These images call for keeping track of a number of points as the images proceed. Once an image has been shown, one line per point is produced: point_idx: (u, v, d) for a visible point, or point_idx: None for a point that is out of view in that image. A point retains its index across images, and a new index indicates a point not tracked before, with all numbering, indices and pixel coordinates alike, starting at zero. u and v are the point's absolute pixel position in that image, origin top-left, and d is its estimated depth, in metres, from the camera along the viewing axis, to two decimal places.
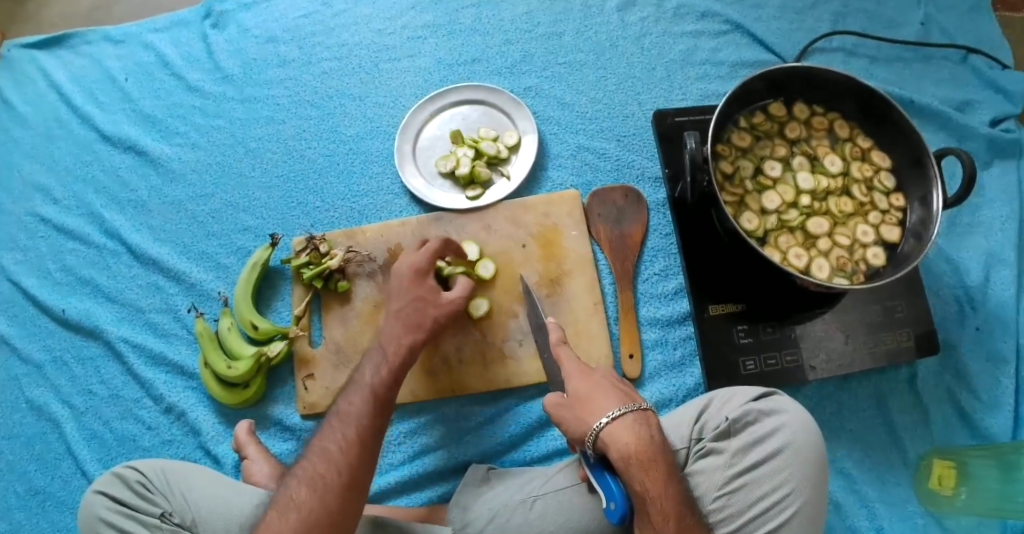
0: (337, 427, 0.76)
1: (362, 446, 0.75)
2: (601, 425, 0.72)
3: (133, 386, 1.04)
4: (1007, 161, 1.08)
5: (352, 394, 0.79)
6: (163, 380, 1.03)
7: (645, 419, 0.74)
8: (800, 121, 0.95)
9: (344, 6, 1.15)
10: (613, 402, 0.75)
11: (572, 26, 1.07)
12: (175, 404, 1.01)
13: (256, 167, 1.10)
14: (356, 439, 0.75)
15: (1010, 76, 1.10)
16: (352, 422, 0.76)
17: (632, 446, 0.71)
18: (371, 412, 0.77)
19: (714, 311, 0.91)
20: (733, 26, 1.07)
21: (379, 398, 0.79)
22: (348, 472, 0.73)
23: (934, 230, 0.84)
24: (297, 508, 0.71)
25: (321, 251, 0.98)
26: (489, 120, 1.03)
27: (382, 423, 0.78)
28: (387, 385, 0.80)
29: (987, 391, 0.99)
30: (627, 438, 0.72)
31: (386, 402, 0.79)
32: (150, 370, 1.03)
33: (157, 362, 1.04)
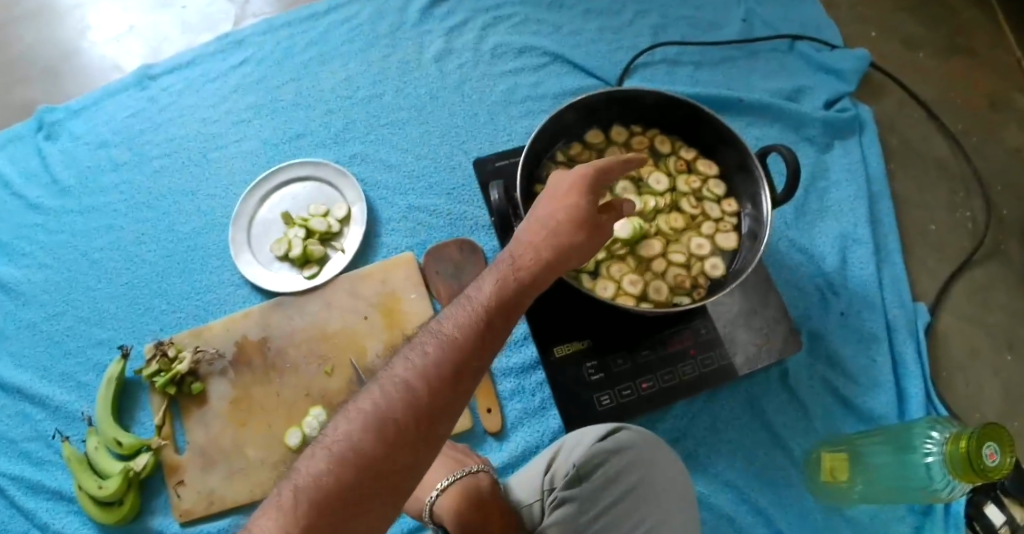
0: (321, 460, 0.53)
1: (385, 462, 0.53)
2: (433, 498, 0.76)
3: (21, 517, 0.99)
4: (846, 140, 1.10)
5: (351, 415, 0.55)
6: (45, 508, 0.99)
7: (471, 482, 0.76)
8: (619, 145, 0.95)
9: (169, 100, 1.13)
10: (445, 471, 0.79)
11: (391, 85, 1.06)
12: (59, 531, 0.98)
13: (102, 279, 1.07)
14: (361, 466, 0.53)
15: (837, 56, 1.12)
16: (355, 449, 0.53)
17: (460, 512, 0.74)
18: (409, 409, 0.56)
19: (561, 352, 0.88)
20: (551, 57, 1.07)
21: (428, 408, 0.56)
22: (378, 480, 0.53)
23: (765, 233, 0.85)
24: None
25: (169, 356, 0.96)
26: (320, 196, 1.00)
27: (419, 435, 0.55)
28: (414, 387, 0.57)
29: (865, 373, 1.00)
30: (457, 505, 0.74)
31: (438, 410, 0.57)
32: (31, 499, 1.00)
33: (37, 490, 1.00)
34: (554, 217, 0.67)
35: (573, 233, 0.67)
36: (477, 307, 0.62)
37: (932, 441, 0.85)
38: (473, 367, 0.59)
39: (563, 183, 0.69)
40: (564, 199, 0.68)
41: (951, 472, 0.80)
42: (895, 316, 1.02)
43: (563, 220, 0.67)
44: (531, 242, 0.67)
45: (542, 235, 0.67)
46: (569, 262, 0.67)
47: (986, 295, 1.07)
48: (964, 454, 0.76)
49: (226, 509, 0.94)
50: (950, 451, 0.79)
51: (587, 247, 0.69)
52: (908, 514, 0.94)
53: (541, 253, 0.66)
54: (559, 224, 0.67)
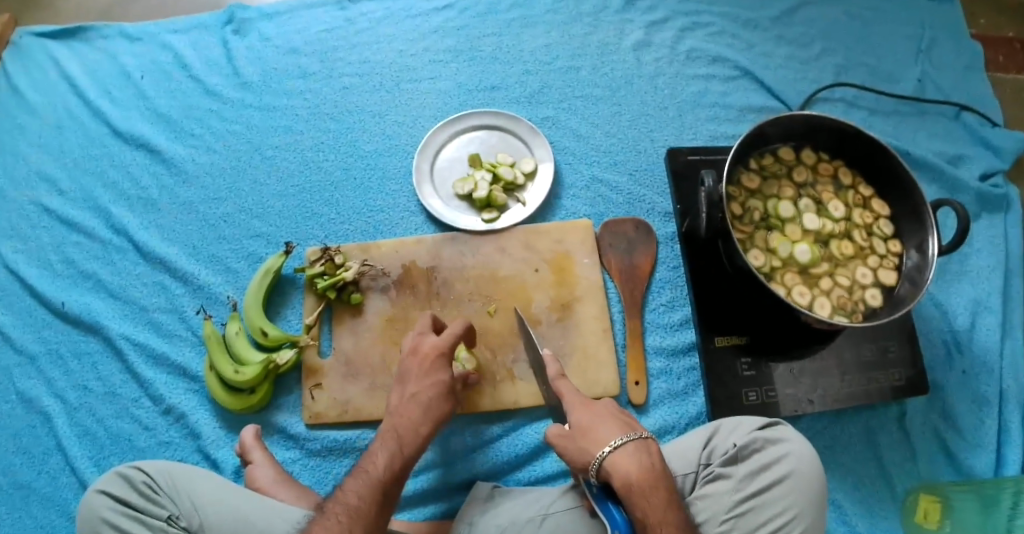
0: (355, 482, 0.75)
1: (383, 501, 0.75)
2: (604, 452, 0.76)
3: (131, 385, 1.03)
4: (993, 214, 1.15)
5: (373, 457, 0.78)
6: (163, 381, 1.02)
7: (646, 448, 0.78)
8: (806, 166, 1.00)
9: (367, 25, 1.18)
10: (615, 430, 0.80)
11: (589, 62, 1.11)
12: (175, 406, 1.01)
13: (272, 176, 1.11)
14: (378, 495, 0.75)
15: (999, 133, 1.18)
16: (366, 480, 0.75)
17: (635, 470, 0.75)
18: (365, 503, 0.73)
19: (720, 343, 0.93)
20: (742, 71, 1.13)
21: (383, 493, 0.75)
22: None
23: (929, 276, 0.89)
24: (351, 513, 0.72)
25: (336, 262, 1.00)
26: (508, 149, 1.05)
27: (387, 499, 0.75)
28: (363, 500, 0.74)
29: (972, 430, 1.05)
30: (633, 462, 0.76)
31: (389, 493, 0.76)
32: (151, 370, 1.03)
33: (158, 363, 1.04)
34: (416, 368, 0.86)
35: (437, 397, 0.84)
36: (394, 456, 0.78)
37: None
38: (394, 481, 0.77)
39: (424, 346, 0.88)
40: (433, 374, 0.85)
41: None
42: (1014, 385, 1.07)
43: (429, 389, 0.84)
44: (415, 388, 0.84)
45: (416, 388, 0.84)
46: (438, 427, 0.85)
47: None
48: None
49: (359, 420, 0.98)
50: None
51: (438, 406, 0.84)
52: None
53: (432, 407, 0.83)
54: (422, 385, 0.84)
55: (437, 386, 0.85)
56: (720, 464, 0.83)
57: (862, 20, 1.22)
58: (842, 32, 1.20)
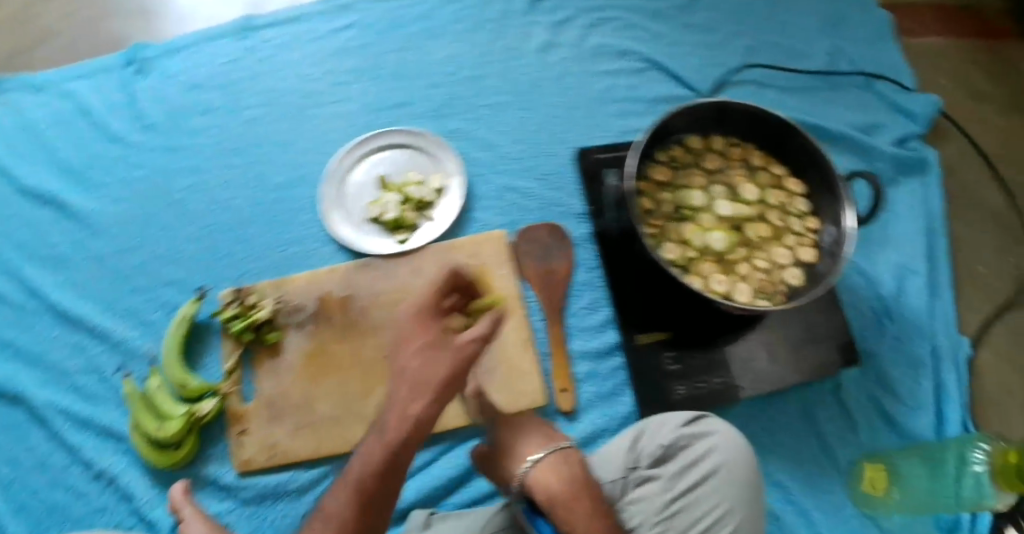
0: (331, 497, 0.63)
1: (368, 506, 0.61)
2: (525, 469, 0.76)
3: (59, 452, 0.99)
4: (912, 178, 1.15)
5: (363, 456, 0.61)
6: (91, 445, 0.98)
7: (566, 458, 0.77)
8: (716, 153, 0.99)
9: (270, 52, 1.13)
10: (534, 445, 0.79)
11: (495, 68, 1.08)
12: (104, 471, 0.97)
13: (182, 219, 1.07)
14: (361, 492, 0.61)
15: (911, 98, 1.18)
16: (345, 494, 0.62)
17: (557, 484, 0.74)
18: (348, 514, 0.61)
19: (643, 340, 0.92)
20: (649, 64, 1.11)
21: (391, 462, 0.60)
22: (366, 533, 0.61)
23: (844, 250, 0.87)
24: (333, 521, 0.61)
25: (249, 302, 0.98)
26: (417, 166, 1.02)
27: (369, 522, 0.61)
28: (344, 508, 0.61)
29: (910, 393, 1.04)
30: (553, 477, 0.75)
31: (396, 466, 0.60)
32: (77, 434, 0.99)
33: (83, 426, 0.99)
34: (411, 370, 0.59)
35: (440, 368, 0.58)
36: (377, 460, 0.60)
37: (980, 453, 0.92)
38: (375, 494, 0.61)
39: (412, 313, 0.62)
40: (422, 321, 0.60)
41: (997, 483, 0.86)
42: (944, 344, 1.07)
43: (421, 338, 0.59)
44: (398, 396, 0.59)
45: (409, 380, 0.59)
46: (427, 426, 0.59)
47: None
48: (1012, 466, 0.82)
49: (290, 462, 0.95)
50: (996, 464, 0.85)
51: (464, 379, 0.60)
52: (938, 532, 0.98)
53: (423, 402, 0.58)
54: (420, 370, 0.59)
55: (424, 349, 0.59)
56: (647, 465, 0.82)
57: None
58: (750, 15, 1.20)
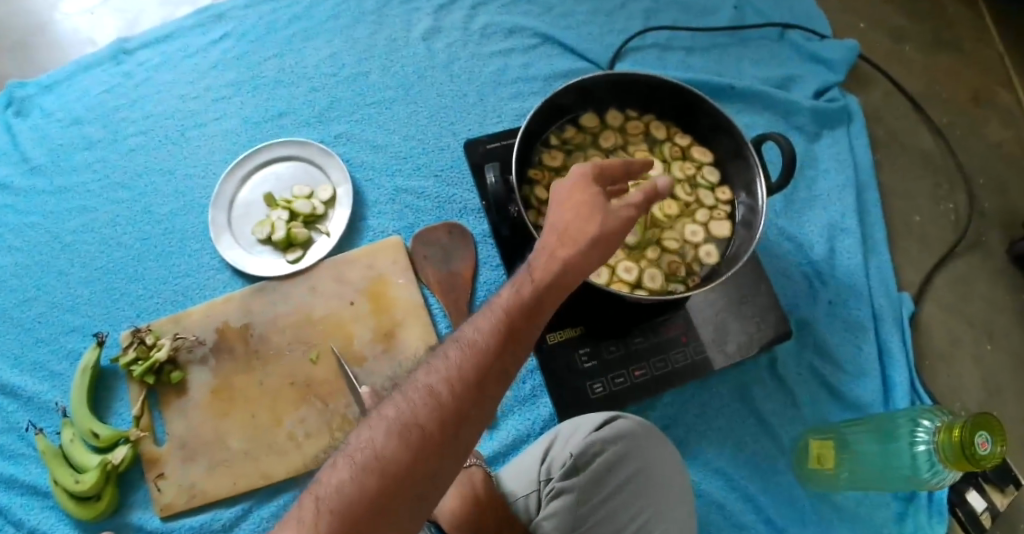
0: (390, 426, 0.52)
1: (429, 446, 0.51)
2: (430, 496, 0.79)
3: None
4: (835, 130, 1.10)
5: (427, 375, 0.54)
6: (20, 503, 0.92)
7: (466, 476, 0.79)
8: (614, 129, 0.94)
9: (145, 76, 1.08)
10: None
11: (377, 64, 1.04)
12: (36, 527, 0.91)
13: (76, 262, 1.02)
14: (436, 430, 0.52)
15: (827, 46, 1.13)
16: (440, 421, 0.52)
17: (450, 502, 0.77)
18: (400, 456, 0.50)
19: (554, 339, 0.88)
20: (541, 38, 1.06)
21: (456, 411, 0.53)
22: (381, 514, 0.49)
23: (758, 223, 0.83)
24: (380, 464, 0.50)
25: (147, 343, 0.92)
26: (305, 178, 0.97)
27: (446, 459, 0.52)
28: (391, 452, 0.50)
29: (851, 361, 1.01)
30: (450, 495, 0.77)
31: (475, 388, 0.54)
32: (5, 495, 0.92)
33: (12, 486, 0.93)
34: (567, 222, 0.63)
35: (570, 246, 0.62)
36: (478, 345, 0.55)
37: (923, 430, 0.86)
38: (480, 385, 0.54)
39: (563, 189, 0.65)
40: (568, 203, 0.64)
41: (943, 460, 0.82)
42: (882, 304, 1.03)
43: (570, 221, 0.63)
44: (547, 245, 0.63)
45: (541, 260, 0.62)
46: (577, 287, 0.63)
47: (966, 288, 1.10)
48: (958, 444, 0.78)
49: (208, 502, 0.89)
50: (943, 440, 0.81)
51: (616, 242, 0.65)
52: (893, 501, 0.95)
53: (538, 285, 0.60)
54: (545, 255, 0.62)
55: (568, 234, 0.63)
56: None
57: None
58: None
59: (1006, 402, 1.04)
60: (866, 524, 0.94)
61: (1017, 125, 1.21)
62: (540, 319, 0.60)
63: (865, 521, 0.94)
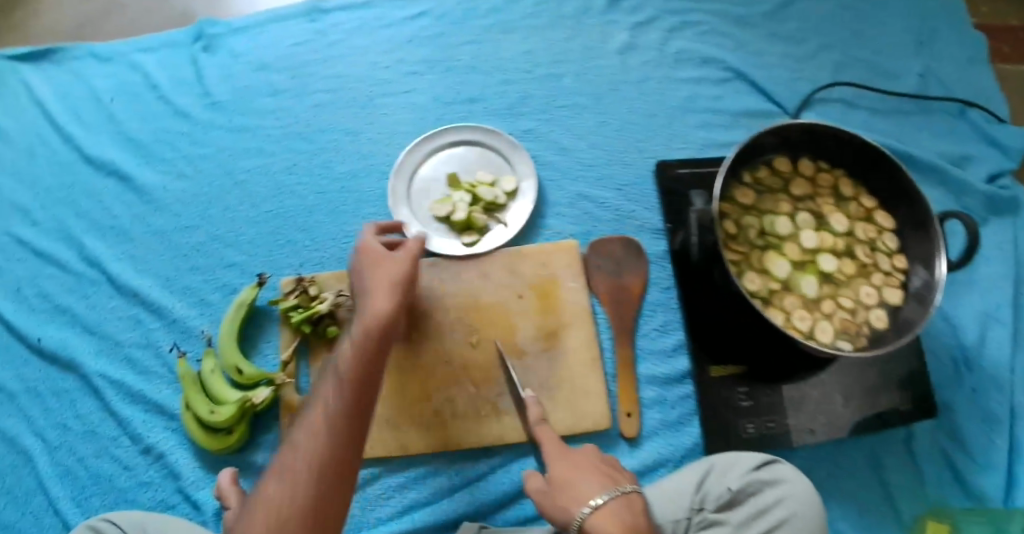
0: (322, 426, 0.67)
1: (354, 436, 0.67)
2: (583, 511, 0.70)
3: (110, 423, 0.96)
4: (1003, 218, 1.09)
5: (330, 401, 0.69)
6: (141, 420, 0.95)
7: (629, 505, 0.71)
8: (804, 178, 0.94)
9: (339, 36, 1.11)
10: (591, 481, 0.74)
11: (572, 68, 1.05)
12: (154, 445, 0.93)
13: (244, 202, 1.04)
14: (327, 429, 0.67)
15: (1006, 132, 1.12)
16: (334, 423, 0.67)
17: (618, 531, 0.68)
18: (333, 446, 0.66)
19: (715, 373, 0.88)
20: (734, 73, 1.07)
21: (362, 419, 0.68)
22: (354, 429, 0.67)
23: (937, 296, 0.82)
24: (318, 452, 0.66)
25: (310, 293, 0.95)
26: (488, 166, 0.98)
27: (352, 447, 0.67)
28: (332, 444, 0.66)
29: (983, 452, 1.00)
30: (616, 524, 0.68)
31: (357, 402, 0.68)
32: (128, 407, 0.96)
33: (135, 400, 0.96)
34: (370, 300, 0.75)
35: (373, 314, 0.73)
36: (338, 390, 0.69)
37: None
38: (383, 355, 0.72)
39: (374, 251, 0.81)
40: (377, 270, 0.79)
41: None
42: (1023, 402, 1.01)
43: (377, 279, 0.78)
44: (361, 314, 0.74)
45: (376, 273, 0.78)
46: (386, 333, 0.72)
47: None
48: None
49: None
50: None
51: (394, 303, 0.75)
52: None
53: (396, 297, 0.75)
54: (385, 277, 0.78)
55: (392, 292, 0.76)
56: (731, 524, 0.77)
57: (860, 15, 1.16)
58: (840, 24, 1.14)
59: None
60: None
61: None
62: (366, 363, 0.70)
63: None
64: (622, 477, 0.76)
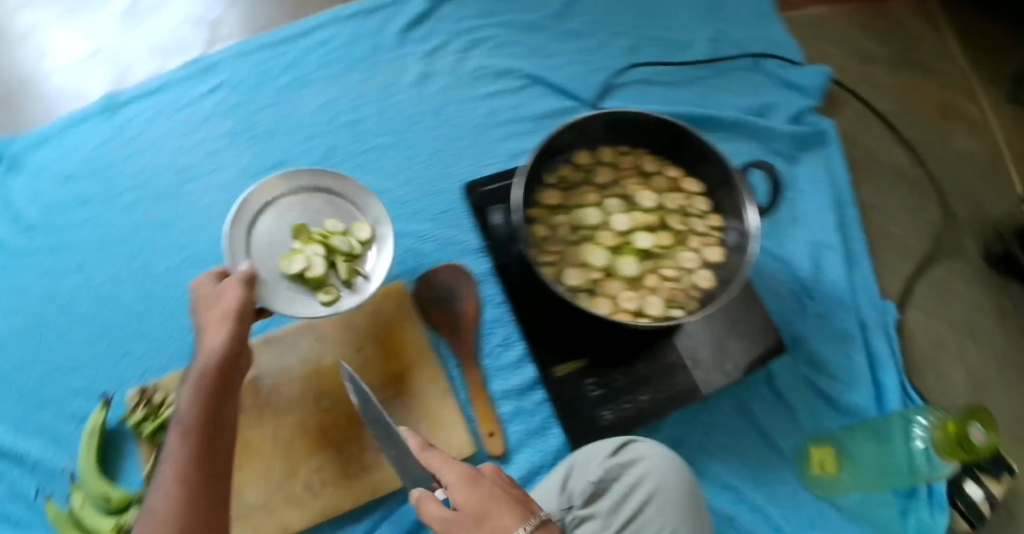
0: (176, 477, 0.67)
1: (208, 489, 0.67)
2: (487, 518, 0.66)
3: None
4: (812, 153, 1.15)
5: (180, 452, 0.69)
6: None
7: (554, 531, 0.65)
8: (607, 166, 0.96)
9: (135, 131, 1.07)
10: (513, 519, 0.62)
11: (373, 109, 1.06)
12: None
13: (79, 323, 1.00)
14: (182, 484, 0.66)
15: (799, 72, 1.17)
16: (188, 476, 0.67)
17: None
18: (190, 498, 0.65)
19: (562, 371, 0.90)
20: (530, 79, 1.09)
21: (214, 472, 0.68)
22: (213, 479, 0.68)
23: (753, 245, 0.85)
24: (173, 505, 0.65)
25: (156, 401, 0.93)
26: (336, 213, 0.93)
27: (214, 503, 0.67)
28: (190, 494, 0.66)
29: (845, 371, 1.05)
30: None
31: (212, 456, 0.69)
32: None
33: None
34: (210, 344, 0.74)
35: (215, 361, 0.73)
36: (188, 444, 0.69)
37: None
38: (225, 394, 0.73)
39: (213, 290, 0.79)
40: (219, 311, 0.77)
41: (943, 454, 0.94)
42: (869, 315, 1.09)
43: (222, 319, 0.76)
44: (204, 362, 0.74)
45: (213, 311, 0.76)
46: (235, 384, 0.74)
47: (947, 292, 1.20)
48: (954, 436, 0.91)
49: None
50: (940, 436, 0.93)
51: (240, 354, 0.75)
52: (895, 498, 0.99)
53: (230, 330, 0.74)
54: (218, 312, 0.75)
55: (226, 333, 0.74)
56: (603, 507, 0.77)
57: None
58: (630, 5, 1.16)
59: (991, 397, 1.15)
60: (877, 525, 0.98)
61: (981, 134, 1.27)
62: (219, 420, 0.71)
63: (874, 521, 0.98)
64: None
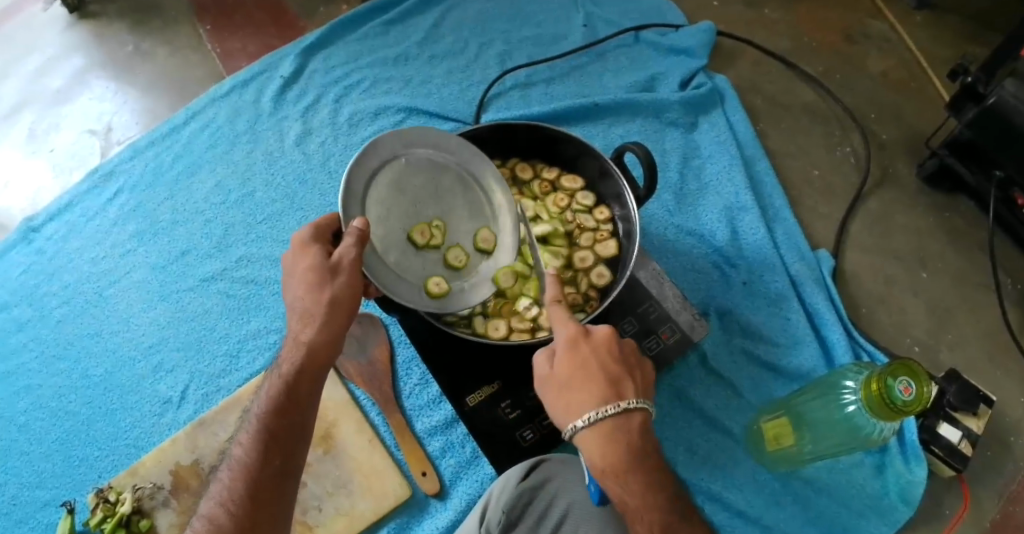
0: (241, 472, 0.68)
1: (256, 493, 0.66)
2: (577, 424, 0.63)
3: None
4: (709, 115, 1.16)
5: (243, 445, 0.70)
6: None
7: (626, 425, 0.63)
8: None
9: (55, 247, 1.12)
10: (594, 395, 0.64)
11: (260, 180, 1.15)
12: None
13: (31, 440, 1.01)
14: (258, 472, 0.67)
15: (682, 36, 1.21)
16: (250, 472, 0.67)
17: (600, 462, 0.63)
18: (245, 497, 0.66)
19: (473, 401, 0.90)
20: (406, 111, 1.18)
21: (260, 474, 0.67)
22: (279, 486, 0.68)
23: (636, 236, 0.85)
24: (229, 502, 0.66)
25: (111, 500, 0.93)
26: (450, 195, 0.83)
27: (264, 506, 0.66)
28: (240, 496, 0.66)
29: (783, 334, 1.00)
30: (600, 451, 0.63)
31: (267, 461, 0.68)
32: None
33: None
34: (304, 303, 0.71)
35: (325, 333, 0.71)
36: (252, 439, 0.69)
37: (849, 391, 0.84)
38: (295, 401, 0.70)
39: (299, 262, 0.73)
40: (308, 283, 0.72)
41: (872, 415, 0.79)
42: (799, 268, 1.04)
43: (331, 287, 0.71)
44: (294, 330, 0.72)
45: (297, 283, 0.73)
46: (303, 383, 0.71)
47: (888, 223, 1.11)
48: (877, 395, 0.76)
49: None
50: (864, 396, 0.79)
51: (337, 333, 0.72)
52: (867, 457, 0.94)
53: (317, 328, 0.71)
54: (307, 304, 0.71)
55: (330, 302, 0.71)
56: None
57: (508, 2, 1.28)
58: (496, 18, 1.27)
59: (956, 323, 1.04)
60: (851, 492, 0.93)
61: (895, 51, 1.24)
62: (290, 414, 0.70)
63: (848, 489, 0.93)
64: (636, 369, 0.68)
